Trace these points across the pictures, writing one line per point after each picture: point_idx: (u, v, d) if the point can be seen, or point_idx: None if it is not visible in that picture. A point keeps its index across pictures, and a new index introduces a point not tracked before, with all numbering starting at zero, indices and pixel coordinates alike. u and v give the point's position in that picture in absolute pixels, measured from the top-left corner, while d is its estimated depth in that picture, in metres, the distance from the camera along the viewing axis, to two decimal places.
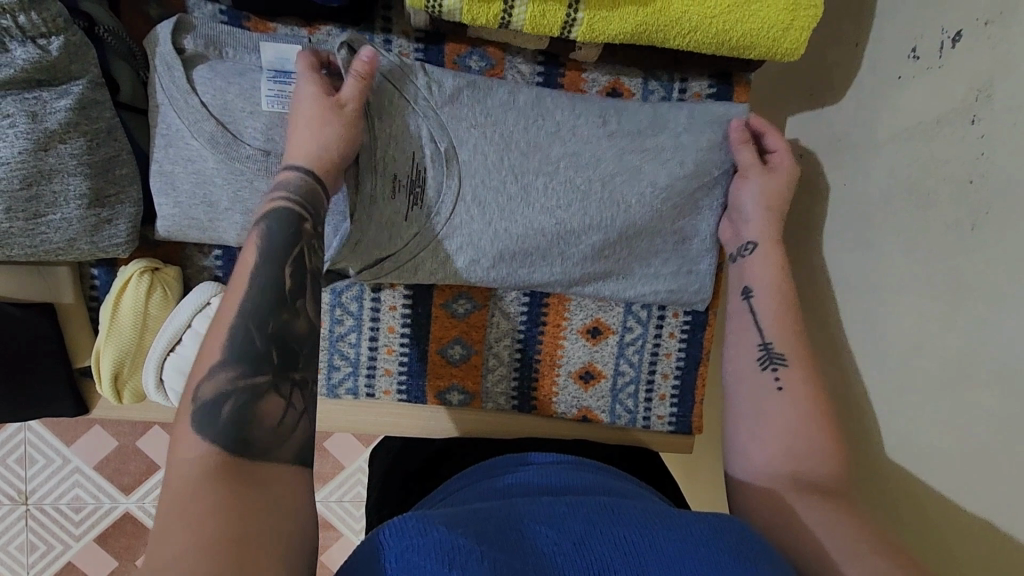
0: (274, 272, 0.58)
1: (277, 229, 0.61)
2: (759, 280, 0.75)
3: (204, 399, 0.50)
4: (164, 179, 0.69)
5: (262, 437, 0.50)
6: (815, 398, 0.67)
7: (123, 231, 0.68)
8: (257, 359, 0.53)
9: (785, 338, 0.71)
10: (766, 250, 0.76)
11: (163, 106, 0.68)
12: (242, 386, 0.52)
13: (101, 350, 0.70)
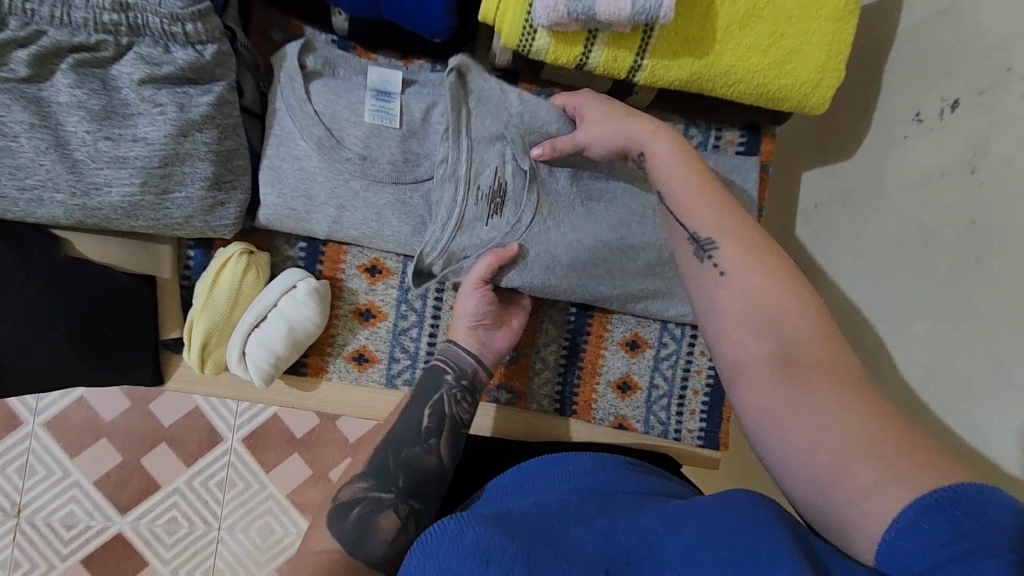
0: (418, 412, 0.76)
1: (424, 388, 0.78)
2: (672, 180, 0.70)
3: (343, 499, 0.69)
4: (272, 172, 0.79)
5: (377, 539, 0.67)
6: (762, 275, 0.62)
7: (231, 215, 0.76)
8: (387, 480, 0.70)
9: (713, 225, 0.66)
10: (659, 141, 0.72)
11: (280, 111, 0.79)
12: (370, 498, 0.69)
13: (195, 321, 0.77)
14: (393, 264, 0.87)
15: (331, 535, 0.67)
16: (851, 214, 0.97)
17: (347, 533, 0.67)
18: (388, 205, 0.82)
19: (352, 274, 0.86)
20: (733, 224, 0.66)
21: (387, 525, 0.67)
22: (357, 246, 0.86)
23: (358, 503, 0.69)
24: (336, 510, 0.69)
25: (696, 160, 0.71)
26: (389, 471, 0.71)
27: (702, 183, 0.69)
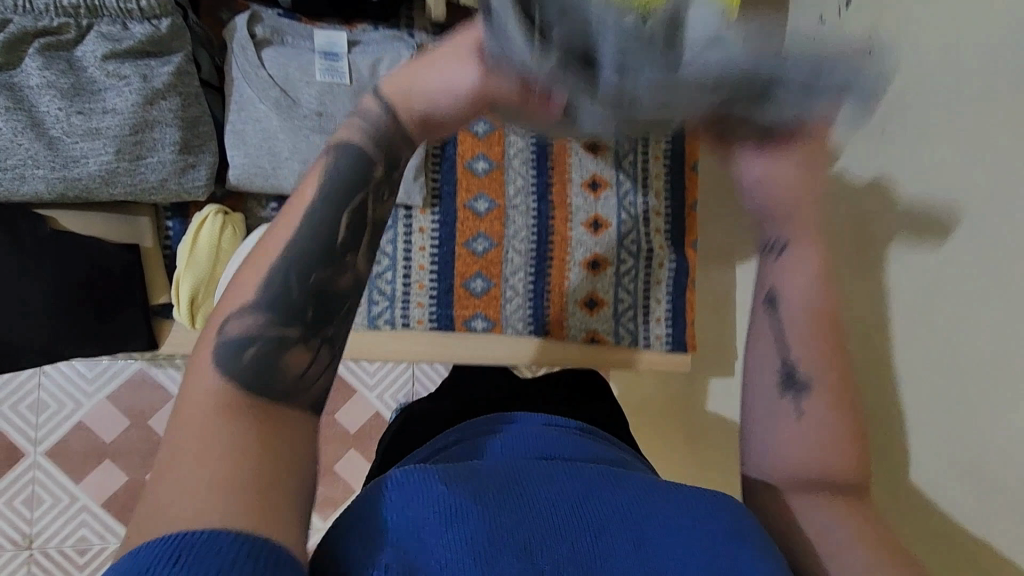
0: (332, 215, 0.49)
1: (342, 174, 0.51)
2: (795, 244, 0.55)
3: (229, 338, 0.45)
4: (237, 136, 0.85)
5: (287, 377, 0.45)
6: (839, 402, 0.54)
7: (203, 175, 0.82)
8: (290, 310, 0.46)
9: (812, 350, 0.54)
10: (798, 245, 0.54)
11: (237, 79, 0.86)
12: (270, 337, 0.45)
13: (180, 278, 0.83)
14: None
15: (216, 367, 0.43)
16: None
17: (237, 371, 0.44)
18: None
19: None
20: (829, 328, 0.55)
21: (298, 364, 0.46)
22: None
23: (249, 340, 0.45)
24: (221, 347, 0.44)
25: (831, 294, 0.55)
26: (297, 299, 0.47)
27: (826, 326, 0.55)
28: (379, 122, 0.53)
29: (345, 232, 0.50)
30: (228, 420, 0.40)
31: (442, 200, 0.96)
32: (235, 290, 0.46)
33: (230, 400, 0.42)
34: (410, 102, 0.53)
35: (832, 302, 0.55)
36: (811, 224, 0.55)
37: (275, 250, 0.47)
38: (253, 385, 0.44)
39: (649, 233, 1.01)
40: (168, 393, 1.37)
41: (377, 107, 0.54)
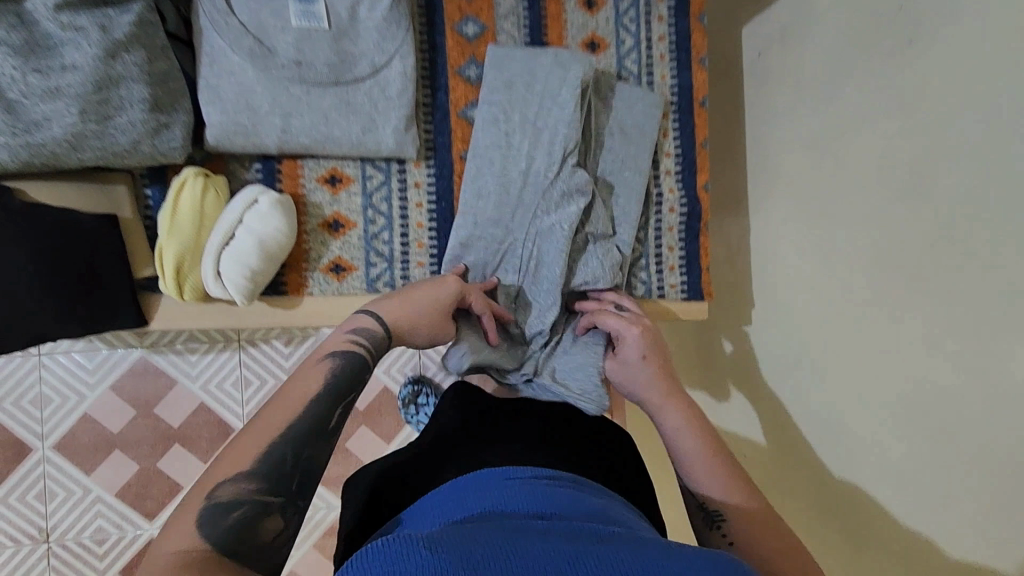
0: (327, 410, 0.61)
1: (346, 365, 0.66)
2: (696, 459, 0.76)
3: (217, 500, 0.52)
4: (211, 91, 0.79)
5: (263, 537, 0.52)
6: (771, 530, 0.69)
7: (179, 137, 0.76)
8: (277, 482, 0.55)
9: (716, 483, 0.74)
10: (674, 411, 0.81)
11: (206, 29, 0.79)
12: (255, 502, 0.53)
13: (164, 247, 0.77)
14: (352, 171, 0.88)
15: (199, 529, 0.50)
16: (793, 57, 0.99)
17: (216, 532, 0.50)
18: (332, 106, 0.82)
19: (313, 187, 0.87)
20: (752, 505, 0.72)
21: (271, 531, 0.53)
22: (312, 159, 0.87)
23: (236, 504, 0.52)
24: (207, 510, 0.51)
25: (706, 431, 0.79)
26: (283, 471, 0.56)
27: (744, 516, 0.71)
28: (376, 333, 0.71)
29: (322, 432, 0.60)
30: (198, 564, 0.47)
31: (437, 151, 0.91)
32: (233, 454, 0.55)
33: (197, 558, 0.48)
34: (396, 316, 0.74)
35: (716, 448, 0.77)
36: (675, 391, 0.83)
37: (280, 425, 0.57)
38: (226, 546, 0.50)
39: (659, 175, 0.97)
40: (172, 380, 1.33)
41: (372, 325, 0.72)
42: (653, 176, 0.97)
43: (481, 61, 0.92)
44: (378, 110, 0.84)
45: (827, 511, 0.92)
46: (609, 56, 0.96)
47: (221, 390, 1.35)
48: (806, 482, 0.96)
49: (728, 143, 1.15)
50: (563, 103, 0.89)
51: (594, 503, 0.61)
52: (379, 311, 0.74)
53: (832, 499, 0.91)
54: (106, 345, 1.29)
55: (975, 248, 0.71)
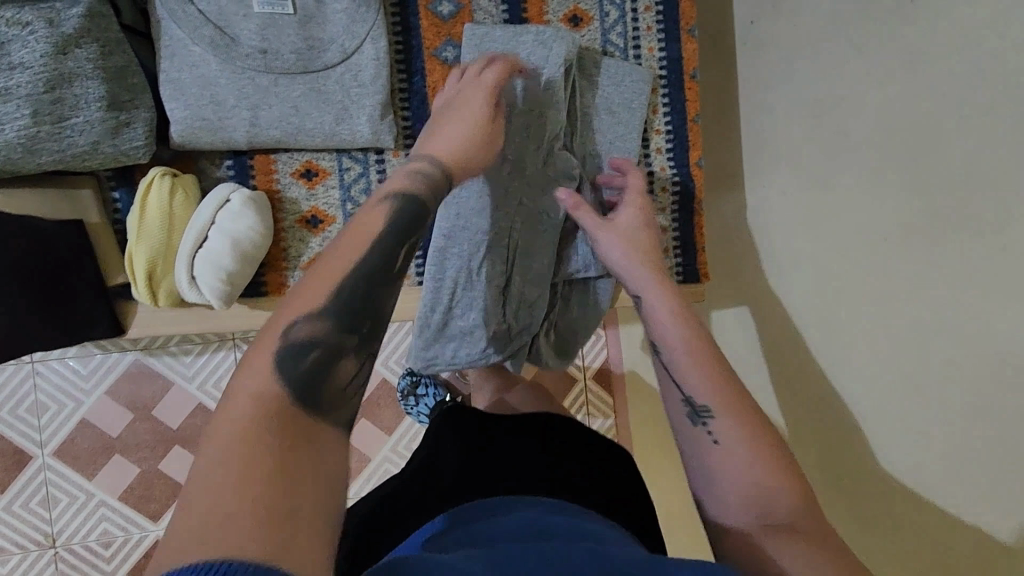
0: (392, 250, 0.56)
1: (402, 204, 0.60)
2: (672, 344, 0.69)
3: (294, 340, 0.47)
4: (173, 85, 0.75)
5: (334, 384, 0.47)
6: (755, 441, 0.62)
7: (141, 135, 0.72)
8: (349, 320, 0.50)
9: (701, 384, 0.66)
10: (654, 298, 0.74)
11: (164, 20, 0.74)
12: (328, 345, 0.48)
13: (134, 253, 0.74)
14: (328, 164, 0.84)
15: (274, 367, 0.46)
16: (787, 21, 0.94)
17: (294, 375, 0.46)
18: (302, 96, 0.78)
19: (288, 183, 0.83)
20: (732, 395, 0.65)
21: (346, 374, 0.49)
22: (286, 152, 0.83)
23: (312, 346, 0.48)
24: (284, 351, 0.47)
25: (690, 320, 0.72)
26: (357, 312, 0.51)
27: (731, 405, 0.64)
28: (428, 175, 0.66)
29: (383, 281, 0.54)
30: (272, 426, 0.42)
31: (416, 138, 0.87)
32: (304, 295, 0.50)
33: (274, 413, 0.43)
34: (445, 154, 0.69)
35: (698, 333, 0.70)
36: (654, 279, 0.76)
37: (342, 266, 0.52)
38: (302, 389, 0.46)
39: (649, 153, 0.93)
40: (168, 382, 1.30)
41: (425, 167, 0.66)
42: (643, 155, 0.93)
43: (458, 41, 0.87)
44: (351, 97, 0.80)
45: (840, 491, 0.89)
46: (593, 31, 0.91)
47: (218, 390, 1.32)
48: (817, 461, 0.93)
49: (724, 117, 1.10)
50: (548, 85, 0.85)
51: (589, 528, 0.66)
52: (431, 155, 0.69)
53: (841, 475, 0.87)
54: (100, 349, 1.27)
55: (985, 215, 0.67)
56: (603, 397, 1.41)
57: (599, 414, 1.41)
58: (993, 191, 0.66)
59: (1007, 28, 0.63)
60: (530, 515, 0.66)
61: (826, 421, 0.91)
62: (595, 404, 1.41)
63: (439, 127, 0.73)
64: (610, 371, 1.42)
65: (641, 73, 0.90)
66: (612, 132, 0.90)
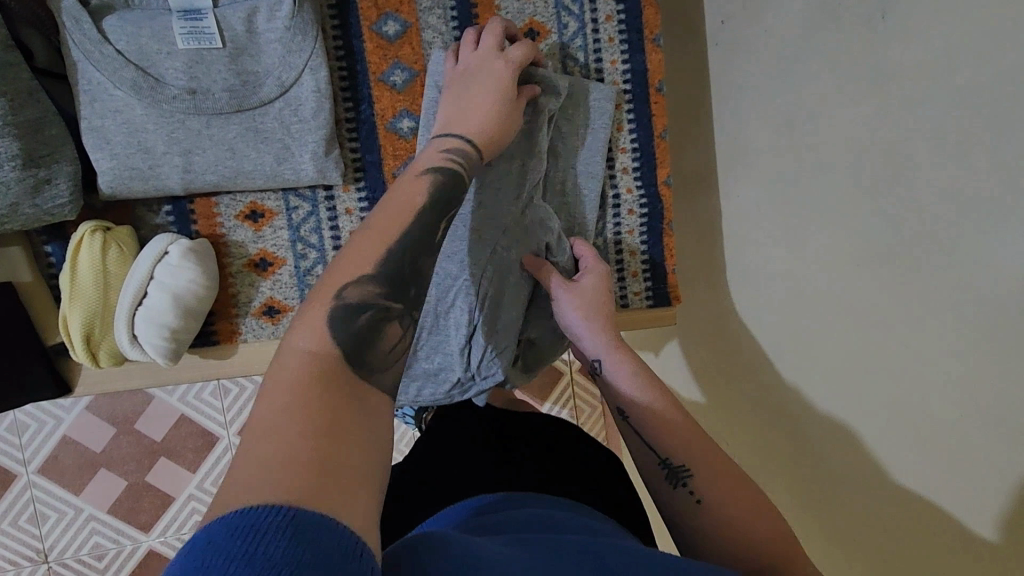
0: (434, 220, 0.55)
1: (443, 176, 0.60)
2: (637, 406, 0.70)
3: (347, 300, 0.46)
4: (96, 133, 0.70)
5: (380, 353, 0.45)
6: (738, 492, 0.63)
7: (65, 191, 0.68)
8: (398, 284, 0.49)
9: (677, 446, 0.66)
10: (615, 360, 0.74)
11: (79, 62, 0.69)
12: (380, 305, 0.47)
13: (69, 314, 0.71)
14: (274, 204, 0.80)
15: (326, 325, 0.44)
16: (756, 25, 0.87)
17: (347, 336, 0.44)
18: (238, 136, 0.73)
19: (232, 226, 0.79)
20: (709, 451, 0.66)
21: (391, 339, 0.47)
22: (228, 194, 0.78)
23: (363, 309, 0.47)
24: (337, 311, 0.45)
25: (654, 380, 0.72)
26: (403, 274, 0.50)
27: (707, 463, 0.65)
28: (463, 151, 0.66)
29: (414, 271, 0.51)
30: (335, 379, 0.41)
31: (367, 171, 0.82)
32: (349, 260, 0.49)
33: (334, 368, 0.42)
34: (477, 131, 0.69)
35: (664, 397, 0.70)
36: (613, 338, 0.76)
37: (389, 232, 0.51)
38: (354, 351, 0.44)
39: (615, 175, 0.89)
40: (149, 394, 1.25)
41: (460, 143, 0.66)
42: (609, 176, 0.89)
43: (406, 63, 0.81)
44: (292, 134, 0.75)
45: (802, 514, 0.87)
46: (551, 44, 0.85)
47: (201, 401, 1.27)
48: (778, 480, 0.91)
49: (696, 120, 1.04)
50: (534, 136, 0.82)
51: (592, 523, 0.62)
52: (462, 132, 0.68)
53: (812, 494, 0.84)
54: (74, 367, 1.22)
55: (942, 254, 0.63)
56: (591, 388, 1.42)
57: (586, 406, 1.42)
58: (952, 230, 0.61)
59: (983, 51, 0.57)
60: (531, 508, 0.63)
61: (789, 443, 0.88)
62: (583, 396, 1.42)
63: (462, 106, 0.71)
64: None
65: (603, 91, 0.85)
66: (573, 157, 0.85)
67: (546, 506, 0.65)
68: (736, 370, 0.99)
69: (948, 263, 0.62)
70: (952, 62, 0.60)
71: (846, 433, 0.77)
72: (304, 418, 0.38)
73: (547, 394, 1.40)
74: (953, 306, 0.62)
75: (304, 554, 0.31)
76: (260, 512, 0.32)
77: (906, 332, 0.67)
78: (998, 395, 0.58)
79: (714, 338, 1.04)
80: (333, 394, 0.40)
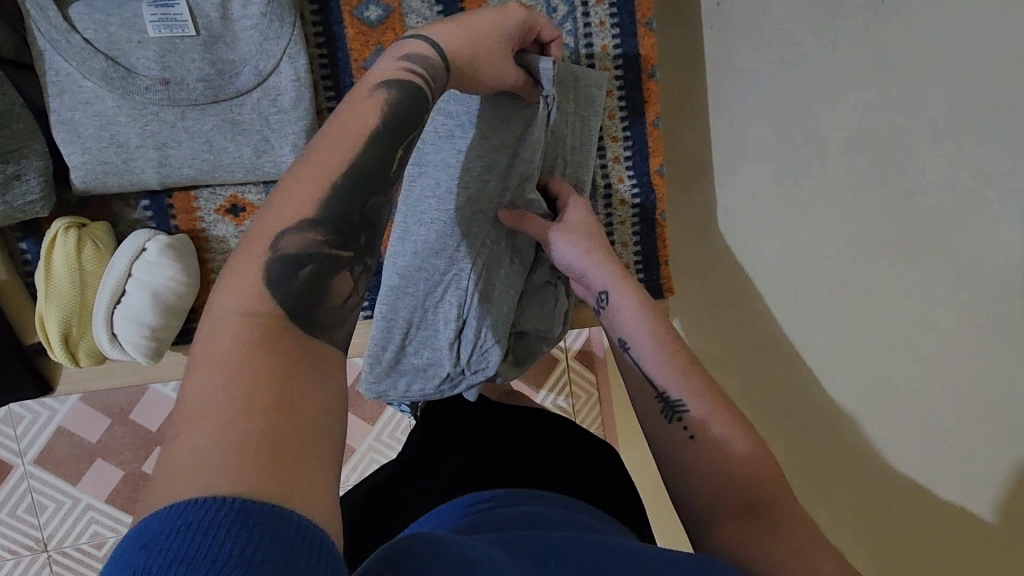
0: (386, 150, 0.45)
1: (404, 92, 0.48)
2: (636, 338, 0.67)
3: (285, 250, 0.37)
4: (66, 126, 0.67)
5: (330, 312, 0.38)
6: (731, 424, 0.60)
7: (36, 187, 0.66)
8: (344, 227, 0.41)
9: (672, 378, 0.63)
10: (622, 291, 0.71)
11: (47, 52, 0.66)
12: (326, 253, 0.39)
13: (45, 314, 0.69)
14: (255, 198, 0.77)
15: (261, 283, 0.36)
16: (753, 8, 0.84)
17: (289, 293, 0.36)
18: (215, 128, 0.71)
19: (213, 220, 0.77)
20: (707, 385, 0.63)
21: (343, 290, 0.40)
22: (207, 188, 0.76)
23: (307, 261, 0.38)
24: (276, 264, 0.37)
25: (660, 316, 0.69)
26: (351, 216, 0.41)
27: (708, 398, 0.61)
28: (428, 63, 0.53)
29: (362, 213, 0.42)
30: (277, 345, 0.34)
31: None
32: (287, 197, 0.39)
33: (277, 331, 0.35)
34: (456, 46, 0.58)
35: (671, 335, 0.67)
36: (619, 269, 0.72)
37: (329, 167, 0.41)
38: (300, 311, 0.36)
39: (606, 164, 0.86)
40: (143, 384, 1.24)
41: (428, 53, 0.54)
42: (600, 165, 0.86)
43: (390, 50, 0.78)
44: (271, 126, 0.72)
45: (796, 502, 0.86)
46: None
47: None
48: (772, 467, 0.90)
49: (692, 104, 1.02)
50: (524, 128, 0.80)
51: (586, 520, 0.61)
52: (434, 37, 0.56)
53: (806, 485, 0.83)
54: None
55: (939, 249, 0.61)
56: (587, 375, 1.41)
57: (582, 392, 1.41)
58: (949, 224, 0.59)
59: (984, 40, 0.55)
60: (527, 506, 0.61)
61: (782, 432, 0.87)
62: (579, 383, 1.41)
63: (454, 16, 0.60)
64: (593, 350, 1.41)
65: (594, 78, 0.82)
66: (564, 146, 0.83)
67: (542, 503, 0.63)
68: (732, 359, 0.98)
69: (946, 257, 0.60)
70: (952, 50, 0.58)
71: (841, 425, 0.76)
72: (236, 399, 0.31)
73: (544, 380, 1.40)
74: (949, 300, 0.60)
75: (262, 550, 0.26)
76: (200, 504, 0.27)
77: (903, 325, 0.66)
78: (994, 393, 0.57)
79: (711, 326, 1.02)
80: (279, 358, 0.33)
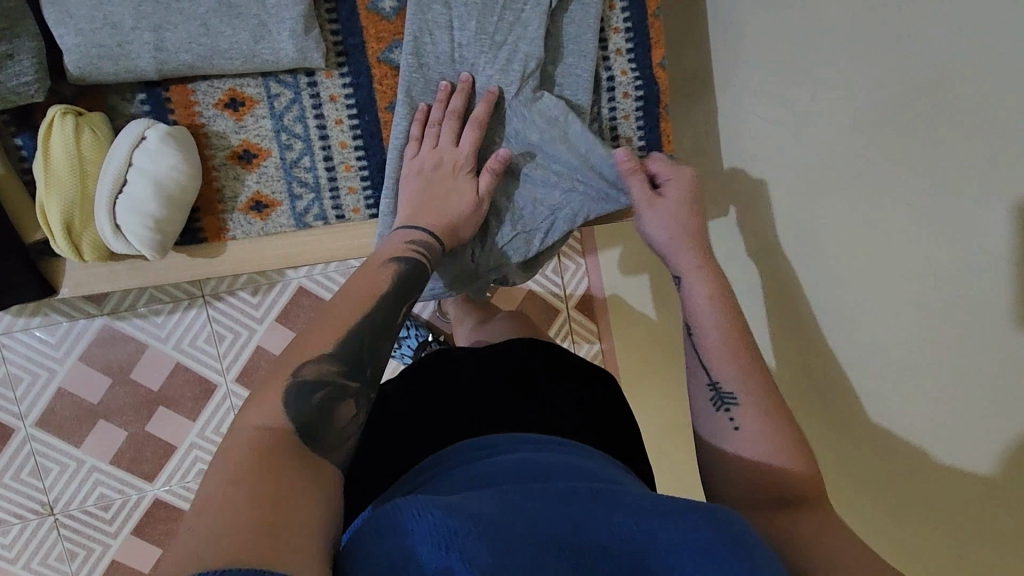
0: (393, 307, 0.65)
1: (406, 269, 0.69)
2: (706, 325, 0.73)
3: (303, 377, 0.54)
4: (57, 7, 0.66)
5: (332, 432, 0.53)
6: (776, 429, 0.65)
7: (30, 68, 0.64)
8: (355, 367, 0.58)
9: (732, 372, 0.69)
10: (696, 278, 0.77)
11: None
12: (337, 384, 0.56)
13: (45, 204, 0.68)
14: (254, 91, 0.76)
15: (284, 401, 0.52)
16: None
17: (299, 411, 0.52)
18: (210, 11, 0.69)
19: (211, 115, 0.76)
20: (752, 375, 0.69)
21: (346, 415, 0.56)
22: (204, 80, 0.74)
23: (320, 384, 0.55)
24: (293, 387, 0.53)
25: (731, 307, 0.75)
26: (360, 357, 0.59)
27: (759, 403, 0.67)
28: (424, 242, 0.74)
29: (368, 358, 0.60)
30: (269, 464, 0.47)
31: (349, 55, 0.78)
32: (313, 338, 0.58)
33: (268, 442, 0.49)
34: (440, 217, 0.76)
35: (737, 318, 0.73)
36: (698, 258, 0.78)
37: (343, 314, 0.62)
38: (307, 426, 0.52)
39: (609, 56, 0.85)
40: (143, 343, 1.22)
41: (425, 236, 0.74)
42: (602, 58, 0.85)
43: None
44: (267, 10, 0.71)
45: (825, 410, 0.86)
46: None
47: (195, 350, 1.24)
48: (803, 384, 0.89)
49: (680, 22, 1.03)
50: (528, 21, 0.79)
51: (589, 468, 0.60)
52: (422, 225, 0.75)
53: (837, 387, 0.83)
54: (66, 316, 1.18)
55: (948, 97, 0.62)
56: (587, 323, 1.41)
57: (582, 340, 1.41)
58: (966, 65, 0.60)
59: None
60: (520, 454, 0.61)
61: (805, 340, 0.88)
62: (580, 331, 1.41)
63: (428, 191, 0.77)
64: (594, 297, 1.40)
65: None
66: (564, 34, 0.82)
67: (538, 448, 0.63)
68: (745, 276, 0.98)
69: (961, 109, 0.61)
70: None
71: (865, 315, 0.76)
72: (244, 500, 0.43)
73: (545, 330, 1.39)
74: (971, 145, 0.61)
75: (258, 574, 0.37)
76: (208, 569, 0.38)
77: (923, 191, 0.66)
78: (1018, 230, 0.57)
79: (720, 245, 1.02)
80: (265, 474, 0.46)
